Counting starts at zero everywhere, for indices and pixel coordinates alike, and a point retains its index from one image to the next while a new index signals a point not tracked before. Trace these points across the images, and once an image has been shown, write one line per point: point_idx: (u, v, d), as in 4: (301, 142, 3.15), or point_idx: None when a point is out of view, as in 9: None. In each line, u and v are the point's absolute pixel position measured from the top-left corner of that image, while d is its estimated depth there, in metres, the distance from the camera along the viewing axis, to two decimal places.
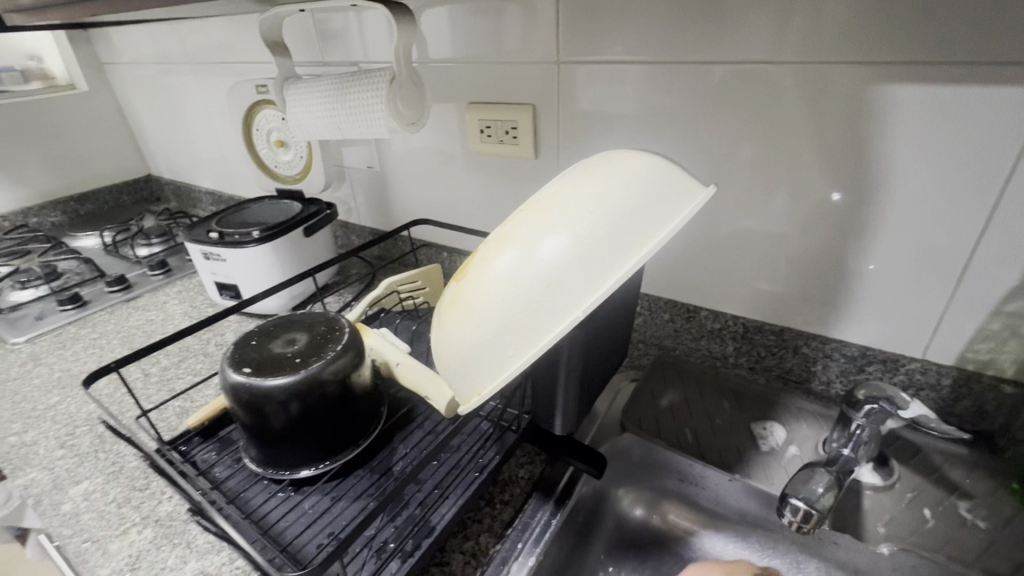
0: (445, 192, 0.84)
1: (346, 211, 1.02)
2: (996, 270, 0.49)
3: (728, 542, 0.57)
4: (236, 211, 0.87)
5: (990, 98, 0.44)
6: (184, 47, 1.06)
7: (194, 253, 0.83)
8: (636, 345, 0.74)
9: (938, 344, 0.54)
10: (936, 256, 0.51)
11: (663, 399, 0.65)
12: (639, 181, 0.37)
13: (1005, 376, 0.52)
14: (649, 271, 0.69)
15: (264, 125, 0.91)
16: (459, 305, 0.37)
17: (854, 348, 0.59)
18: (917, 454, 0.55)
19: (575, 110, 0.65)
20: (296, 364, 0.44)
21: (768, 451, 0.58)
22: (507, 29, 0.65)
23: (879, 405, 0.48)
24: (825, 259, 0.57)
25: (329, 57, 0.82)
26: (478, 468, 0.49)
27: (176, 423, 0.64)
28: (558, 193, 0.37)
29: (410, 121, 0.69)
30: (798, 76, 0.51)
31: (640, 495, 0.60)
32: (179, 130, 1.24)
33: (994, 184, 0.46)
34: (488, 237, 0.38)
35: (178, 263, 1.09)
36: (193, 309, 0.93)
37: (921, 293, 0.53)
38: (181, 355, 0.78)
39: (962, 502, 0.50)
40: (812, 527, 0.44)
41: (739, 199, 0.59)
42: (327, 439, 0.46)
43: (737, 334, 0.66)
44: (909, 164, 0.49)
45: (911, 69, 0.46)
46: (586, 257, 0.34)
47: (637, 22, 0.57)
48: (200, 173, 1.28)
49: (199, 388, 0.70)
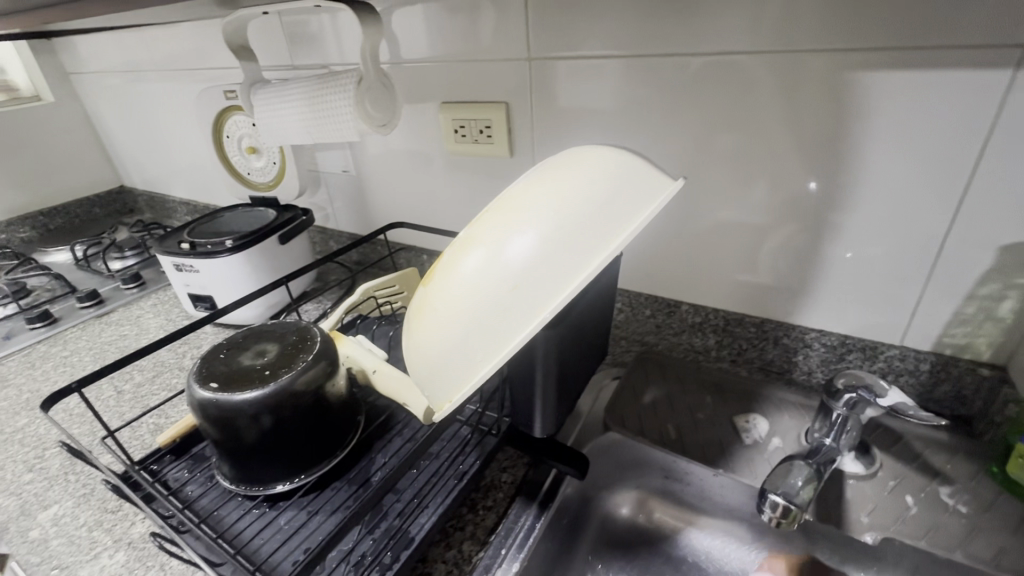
0: (422, 193, 0.83)
1: (323, 216, 1.00)
2: (970, 253, 0.49)
3: (715, 537, 0.56)
4: (209, 220, 0.85)
5: (957, 82, 0.44)
6: (151, 54, 1.03)
7: (166, 264, 0.81)
8: (618, 342, 0.73)
9: (916, 329, 0.54)
10: (909, 242, 0.51)
11: (647, 396, 0.64)
12: (606, 176, 0.36)
13: (981, 359, 0.52)
14: (629, 267, 0.69)
15: (234, 131, 0.89)
16: (427, 309, 0.36)
17: (834, 337, 0.59)
18: (898, 441, 0.55)
19: (550, 107, 0.65)
20: (265, 376, 0.43)
21: (751, 444, 0.58)
22: (478, 27, 0.64)
23: (857, 394, 0.48)
24: (803, 249, 0.57)
25: (298, 60, 0.80)
26: (458, 475, 0.49)
27: (149, 440, 0.62)
28: (524, 190, 0.37)
29: (381, 123, 0.68)
30: (769, 66, 0.51)
31: (626, 494, 0.59)
32: (150, 139, 1.21)
33: (963, 168, 0.47)
34: (454, 238, 0.37)
35: (153, 276, 1.07)
36: (169, 322, 0.91)
37: (896, 278, 0.53)
38: (156, 371, 0.76)
39: (944, 487, 0.50)
40: (791, 522, 0.44)
41: (715, 191, 0.59)
42: (301, 453, 0.45)
43: (719, 327, 0.66)
44: (881, 151, 0.49)
45: (880, 56, 0.46)
46: (555, 255, 0.34)
47: (610, 15, 0.56)
48: (173, 182, 1.25)
49: (173, 403, 0.68)
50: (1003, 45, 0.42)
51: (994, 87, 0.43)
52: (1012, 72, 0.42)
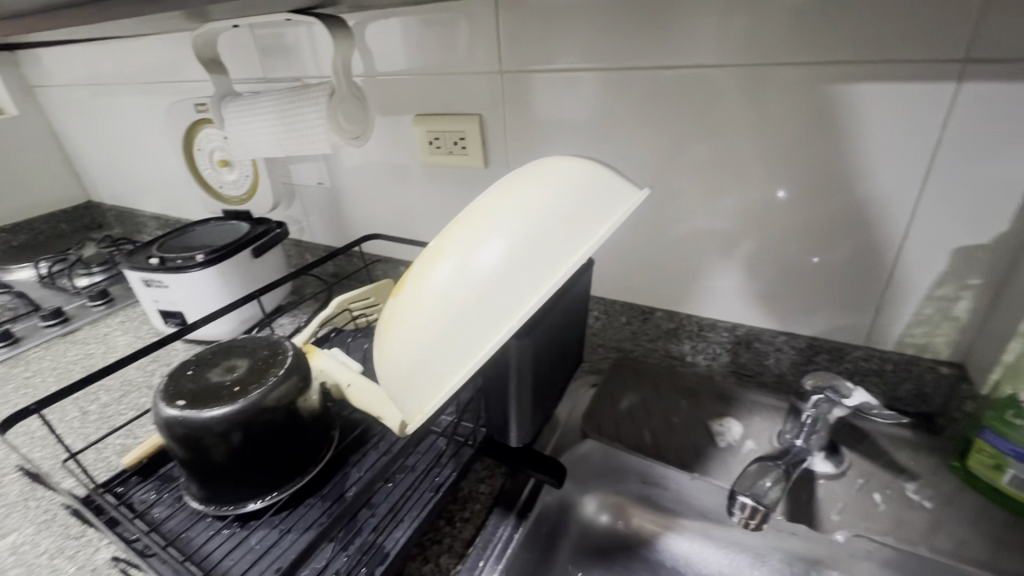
0: (397, 205, 0.83)
1: (298, 229, 0.99)
2: (925, 257, 0.51)
3: (693, 542, 0.56)
4: (179, 234, 0.83)
5: (905, 94, 0.46)
6: (119, 67, 1.02)
7: (134, 280, 0.79)
8: (595, 349, 0.74)
9: (878, 331, 0.56)
10: (869, 247, 0.53)
11: (623, 403, 0.65)
12: (572, 186, 0.37)
13: (940, 358, 0.54)
14: (604, 274, 0.70)
15: (205, 144, 0.88)
16: (396, 320, 0.36)
17: (802, 340, 0.60)
18: (866, 440, 0.56)
19: (523, 118, 0.66)
20: (234, 393, 0.42)
21: (725, 447, 0.59)
22: (451, 40, 0.65)
23: (824, 394, 0.49)
24: (773, 256, 0.58)
25: (270, 74, 0.80)
26: (433, 487, 0.48)
27: (115, 462, 0.60)
28: (492, 201, 0.37)
29: (354, 136, 0.68)
30: (733, 78, 0.52)
31: (604, 501, 0.60)
32: (118, 152, 1.18)
33: (916, 175, 0.49)
34: (424, 249, 0.37)
35: (122, 292, 1.04)
36: (137, 339, 0.88)
37: (859, 282, 0.55)
38: (123, 390, 0.74)
39: (909, 484, 0.52)
40: (761, 523, 0.44)
41: (685, 200, 0.60)
42: (273, 470, 0.44)
43: (692, 333, 0.67)
44: (838, 160, 0.51)
45: (835, 69, 0.48)
46: (522, 265, 0.34)
47: (579, 30, 0.57)
48: (143, 196, 1.22)
49: (141, 423, 0.66)
50: (946, 60, 0.44)
51: (939, 100, 0.45)
52: (955, 85, 0.44)
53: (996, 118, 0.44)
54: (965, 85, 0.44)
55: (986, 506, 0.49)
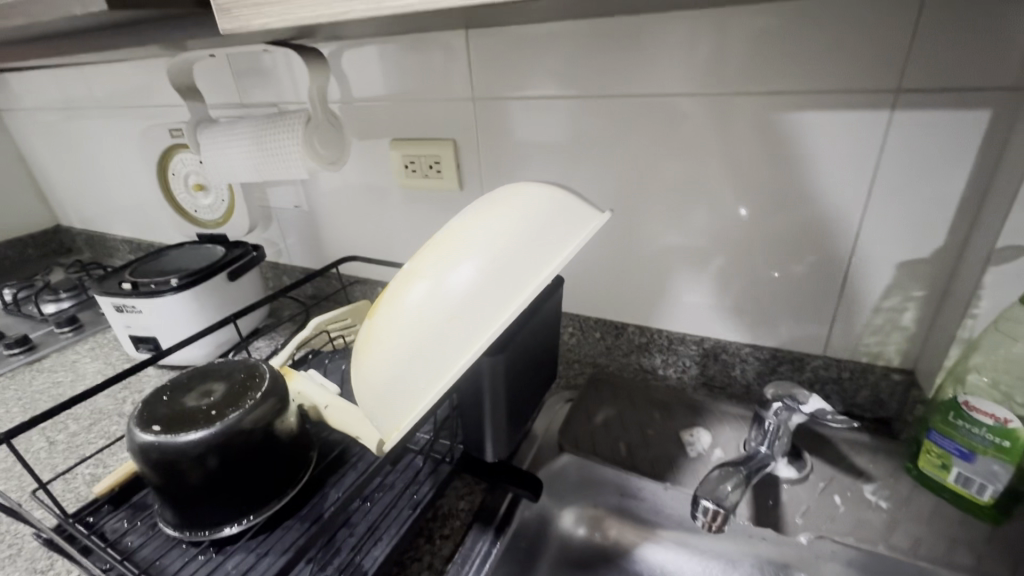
0: (374, 227, 0.84)
1: (274, 251, 0.99)
2: (873, 270, 0.55)
3: (668, 550, 0.58)
4: (153, 258, 0.83)
5: (845, 122, 0.50)
6: (92, 92, 1.01)
7: (105, 305, 0.78)
8: (571, 364, 0.76)
9: (835, 340, 0.60)
10: (823, 261, 0.57)
11: (598, 416, 0.66)
12: (537, 212, 0.39)
13: (892, 365, 0.58)
14: (578, 291, 0.73)
15: (180, 169, 0.88)
16: (372, 341, 0.37)
17: (766, 350, 0.63)
18: (827, 445, 0.59)
19: (496, 142, 0.68)
20: (211, 416, 0.42)
21: (696, 457, 0.60)
22: (426, 68, 0.68)
23: (783, 402, 0.52)
24: (735, 271, 0.62)
25: (247, 100, 0.82)
26: (412, 504, 0.49)
27: (85, 492, 0.59)
28: (463, 225, 0.39)
29: (330, 160, 0.70)
30: (691, 106, 0.56)
31: (581, 513, 0.61)
32: (89, 176, 1.17)
33: (859, 194, 0.52)
34: (398, 272, 0.39)
35: (92, 319, 1.02)
36: (108, 366, 0.87)
37: (815, 294, 0.59)
38: (93, 418, 0.72)
39: (867, 486, 0.54)
40: (722, 525, 0.46)
41: (651, 219, 0.63)
42: (249, 494, 0.44)
43: (663, 346, 0.70)
44: (789, 181, 0.55)
45: (782, 99, 0.52)
46: (491, 287, 0.36)
47: (547, 61, 0.61)
48: (115, 220, 1.21)
49: (112, 451, 0.65)
50: (879, 90, 0.48)
51: (876, 126, 0.49)
52: (889, 113, 0.48)
53: (926, 143, 0.48)
54: (898, 113, 0.48)
55: (939, 504, 0.51)
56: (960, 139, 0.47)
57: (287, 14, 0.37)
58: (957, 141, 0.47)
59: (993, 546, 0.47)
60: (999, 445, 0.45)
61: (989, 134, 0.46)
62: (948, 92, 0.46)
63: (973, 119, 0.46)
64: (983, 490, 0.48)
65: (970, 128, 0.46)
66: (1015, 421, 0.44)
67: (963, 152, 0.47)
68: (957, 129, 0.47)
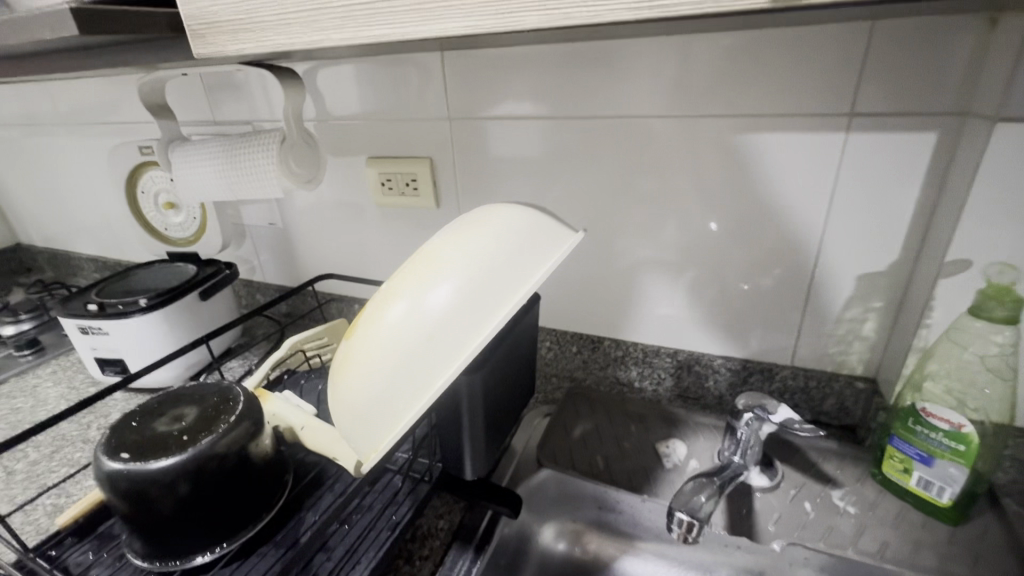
0: (351, 244, 0.84)
1: (248, 269, 0.98)
2: (835, 283, 0.57)
3: (647, 561, 0.58)
4: (121, 278, 0.81)
5: (804, 143, 0.53)
6: (57, 108, 0.99)
7: (70, 328, 0.75)
8: (550, 378, 0.77)
9: (802, 351, 0.62)
10: (788, 274, 0.59)
11: (576, 430, 0.67)
12: (512, 232, 0.40)
13: (856, 374, 0.61)
14: (555, 306, 0.74)
15: (149, 186, 0.86)
16: (349, 362, 0.37)
17: (737, 361, 0.65)
18: (797, 452, 0.61)
19: (473, 160, 0.69)
20: (183, 442, 0.42)
21: (672, 468, 0.61)
22: (402, 88, 0.69)
23: (754, 412, 0.53)
24: (706, 285, 0.64)
25: (220, 117, 0.81)
26: (390, 526, 0.48)
27: (46, 524, 0.56)
28: (439, 247, 0.40)
29: (305, 179, 0.69)
30: (660, 126, 0.58)
31: (562, 528, 0.61)
32: (52, 193, 1.13)
33: (820, 211, 0.55)
34: (375, 293, 0.40)
35: (54, 341, 0.98)
36: (71, 390, 0.83)
37: (782, 306, 0.61)
38: (55, 446, 0.70)
39: (835, 491, 0.56)
40: (696, 536, 0.46)
41: (625, 235, 0.65)
42: (223, 520, 0.43)
43: (639, 359, 0.71)
44: (754, 198, 0.57)
45: (746, 121, 0.54)
46: (468, 307, 0.37)
47: (521, 82, 0.62)
48: (79, 238, 1.17)
49: (76, 480, 0.63)
50: (834, 113, 0.51)
51: (833, 147, 0.52)
52: (844, 135, 0.51)
53: (878, 163, 0.51)
54: (852, 135, 0.51)
55: (903, 508, 0.53)
56: (909, 159, 0.50)
57: (263, 39, 0.37)
58: (907, 161, 0.50)
59: (953, 546, 0.49)
60: (955, 449, 0.48)
61: (935, 155, 0.49)
62: (897, 116, 0.49)
63: (921, 141, 0.49)
64: (942, 493, 0.50)
65: (917, 150, 0.50)
66: (968, 426, 0.46)
67: (912, 171, 0.50)
68: (906, 150, 0.50)
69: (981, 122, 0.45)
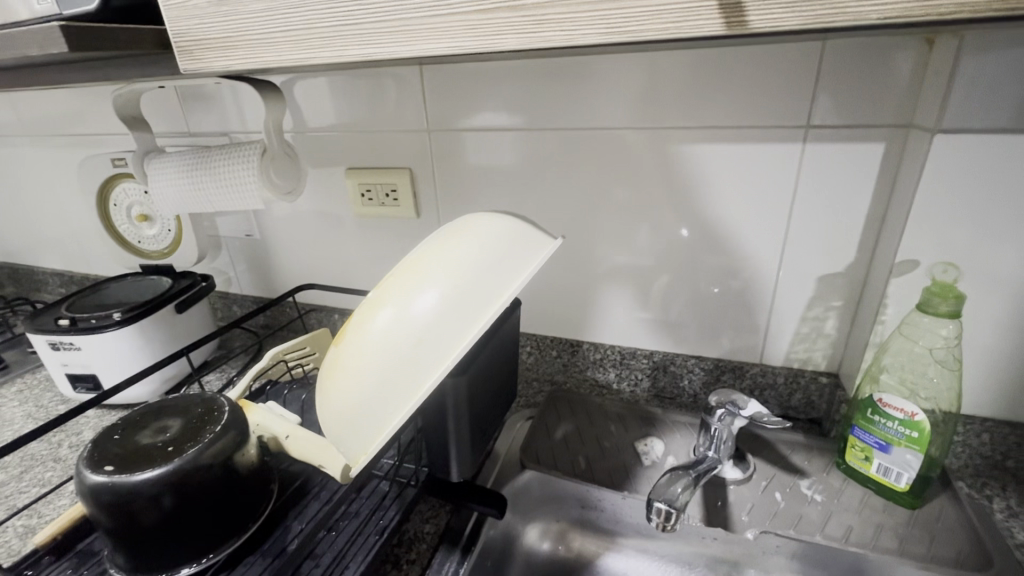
0: (331, 254, 0.84)
1: (225, 280, 0.97)
2: (798, 284, 0.61)
3: (629, 557, 0.60)
4: (92, 292, 0.79)
5: (765, 152, 0.56)
6: (22, 120, 0.97)
7: (39, 343, 0.73)
8: (531, 382, 0.78)
9: (770, 349, 0.65)
10: (756, 276, 0.62)
11: (558, 432, 0.68)
12: (494, 240, 0.42)
13: (820, 369, 0.64)
14: (535, 312, 0.76)
15: (122, 199, 0.85)
16: (339, 369, 0.39)
17: (709, 361, 0.68)
18: (767, 445, 0.64)
19: (452, 171, 0.71)
20: (168, 453, 0.42)
21: (650, 465, 0.63)
22: (382, 100, 0.70)
23: (726, 408, 0.56)
24: (679, 288, 0.66)
25: (197, 129, 0.81)
26: (378, 530, 0.49)
27: (18, 545, 0.55)
28: (424, 255, 0.41)
29: (285, 191, 0.70)
30: (631, 137, 0.61)
31: (546, 528, 0.62)
32: (15, 206, 1.10)
33: (782, 215, 0.58)
34: (363, 301, 0.41)
35: (19, 359, 0.95)
36: (39, 409, 0.81)
37: (751, 305, 0.64)
38: (24, 466, 0.68)
39: (804, 481, 0.59)
40: (674, 525, 0.48)
41: (601, 241, 0.68)
42: (208, 530, 0.43)
43: (617, 360, 0.73)
44: (722, 203, 0.60)
45: (711, 133, 0.58)
46: (453, 312, 0.38)
47: (499, 94, 0.64)
48: (43, 252, 1.14)
49: (48, 499, 0.61)
50: (793, 125, 0.54)
51: (793, 156, 0.56)
52: (801, 145, 0.55)
53: (834, 171, 0.55)
54: (809, 145, 0.55)
55: (866, 494, 0.56)
56: (862, 167, 0.54)
57: (251, 56, 0.38)
58: (859, 169, 0.54)
59: (912, 528, 0.52)
60: (910, 436, 0.51)
61: (883, 163, 0.53)
62: (850, 128, 0.53)
63: (870, 150, 0.53)
64: (900, 478, 0.53)
65: (869, 158, 0.53)
66: (920, 414, 0.50)
67: (865, 178, 0.54)
68: (858, 159, 0.54)
69: (922, 133, 0.49)
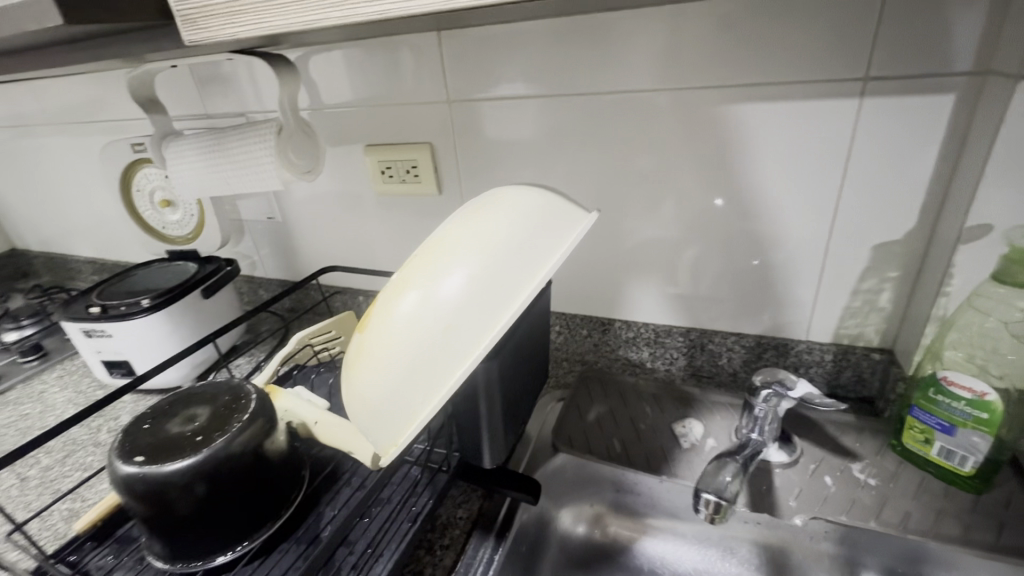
0: (353, 235, 0.83)
1: (250, 264, 0.96)
2: (851, 254, 0.56)
3: (666, 541, 0.58)
4: (121, 280, 0.79)
5: (817, 109, 0.51)
6: (45, 108, 0.97)
7: (73, 331, 0.74)
8: (561, 363, 0.76)
9: (818, 325, 0.61)
10: (803, 246, 0.58)
11: (590, 414, 0.66)
12: (525, 215, 0.39)
13: (872, 345, 0.60)
14: (563, 290, 0.73)
15: (145, 184, 0.85)
16: (364, 356, 0.37)
17: (751, 338, 0.65)
18: (815, 427, 0.61)
19: (474, 143, 0.67)
20: (197, 443, 0.41)
21: (689, 447, 0.61)
22: (399, 70, 0.66)
23: (772, 389, 0.52)
24: (719, 262, 0.62)
25: (213, 110, 0.79)
26: (411, 517, 0.48)
27: (64, 529, 0.56)
28: (451, 233, 0.39)
29: (304, 170, 0.68)
30: (664, 100, 0.56)
31: (581, 511, 0.61)
32: (45, 196, 1.11)
33: (834, 180, 0.54)
34: (388, 284, 0.39)
35: (58, 345, 0.97)
36: (79, 394, 0.83)
37: (798, 277, 0.60)
38: (67, 450, 0.69)
39: (855, 464, 0.56)
40: (724, 516, 0.46)
41: (634, 213, 0.63)
42: (242, 519, 0.43)
43: (650, 339, 0.70)
44: (766, 168, 0.56)
45: (755, 91, 0.53)
46: (483, 295, 0.36)
47: (522, 59, 0.60)
48: (75, 240, 1.15)
49: (91, 483, 0.62)
50: (849, 78, 0.49)
51: (848, 113, 0.50)
52: (859, 100, 0.50)
53: (895, 128, 0.50)
54: (868, 99, 0.49)
55: (925, 478, 0.53)
56: (926, 122, 0.49)
57: (259, 22, 0.35)
58: (924, 126, 0.49)
59: (977, 514, 0.49)
60: (978, 417, 0.47)
61: (952, 118, 0.48)
62: (914, 79, 0.47)
63: (937, 104, 0.48)
64: (964, 462, 0.49)
65: (936, 112, 0.48)
66: (992, 394, 0.46)
67: (930, 135, 0.49)
68: (923, 114, 0.48)
69: (1002, 81, 0.43)
